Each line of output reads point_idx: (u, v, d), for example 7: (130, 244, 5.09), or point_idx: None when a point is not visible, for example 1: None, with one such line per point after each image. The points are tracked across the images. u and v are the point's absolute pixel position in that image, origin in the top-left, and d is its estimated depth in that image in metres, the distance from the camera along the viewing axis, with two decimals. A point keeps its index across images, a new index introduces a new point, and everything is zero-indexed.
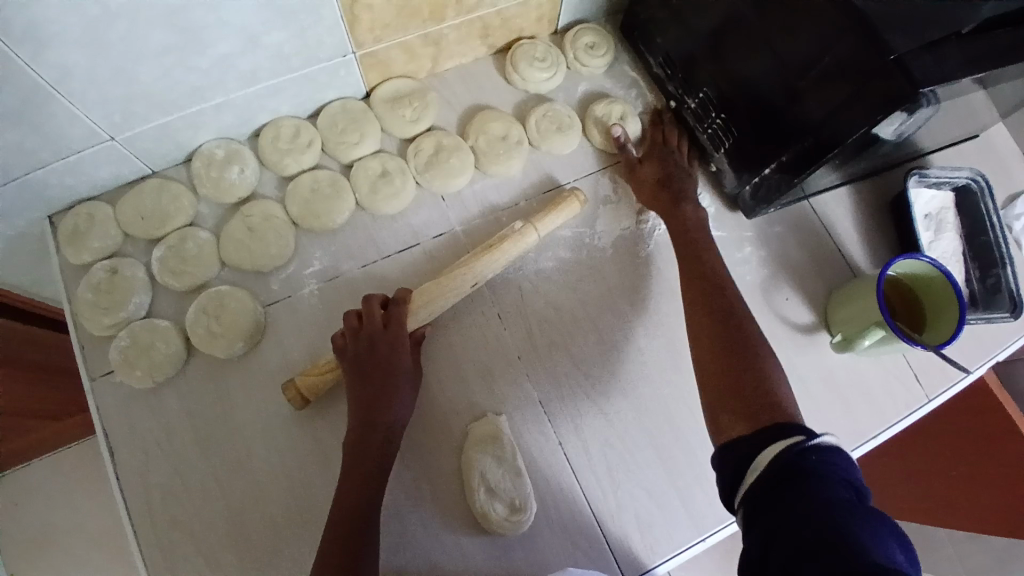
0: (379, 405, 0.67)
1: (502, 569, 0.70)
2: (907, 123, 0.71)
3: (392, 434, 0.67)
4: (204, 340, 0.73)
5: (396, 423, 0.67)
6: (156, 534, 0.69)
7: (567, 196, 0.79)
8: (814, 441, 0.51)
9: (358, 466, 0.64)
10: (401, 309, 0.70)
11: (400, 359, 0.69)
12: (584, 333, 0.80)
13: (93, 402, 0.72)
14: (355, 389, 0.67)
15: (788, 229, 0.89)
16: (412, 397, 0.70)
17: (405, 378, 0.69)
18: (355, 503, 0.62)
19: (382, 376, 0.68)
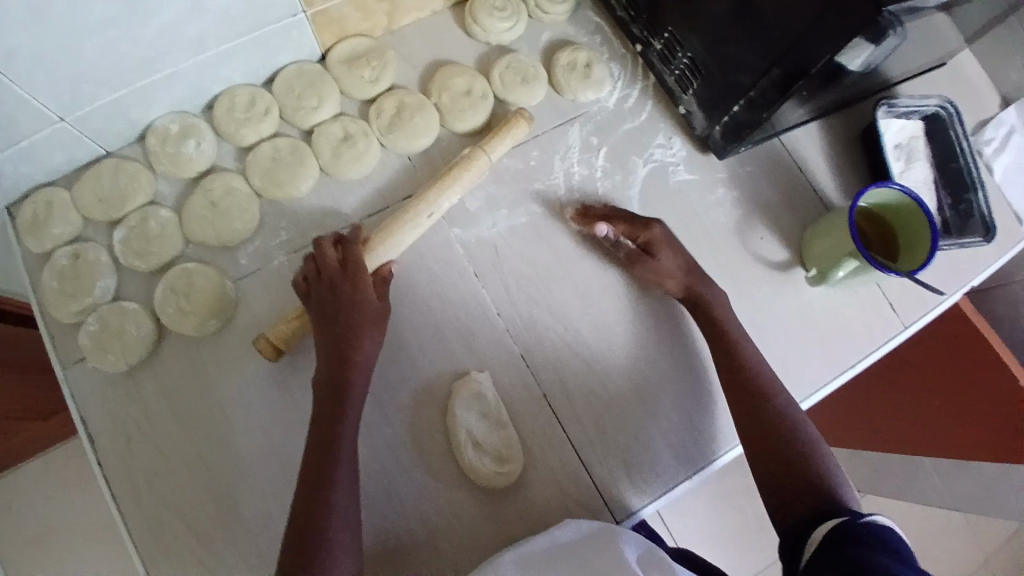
0: (345, 341, 0.66)
1: (493, 522, 0.71)
2: (868, 51, 0.70)
3: (362, 368, 0.66)
4: (176, 318, 0.72)
5: (366, 356, 0.67)
6: (145, 515, 0.69)
7: (512, 116, 0.79)
8: (863, 517, 0.54)
9: (326, 403, 0.64)
10: (354, 246, 0.70)
11: (364, 294, 0.68)
12: (562, 285, 0.80)
13: (71, 391, 0.71)
14: (323, 329, 0.67)
15: (759, 168, 0.88)
16: (380, 331, 0.69)
17: (370, 310, 0.68)
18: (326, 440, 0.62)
19: (344, 312, 0.67)
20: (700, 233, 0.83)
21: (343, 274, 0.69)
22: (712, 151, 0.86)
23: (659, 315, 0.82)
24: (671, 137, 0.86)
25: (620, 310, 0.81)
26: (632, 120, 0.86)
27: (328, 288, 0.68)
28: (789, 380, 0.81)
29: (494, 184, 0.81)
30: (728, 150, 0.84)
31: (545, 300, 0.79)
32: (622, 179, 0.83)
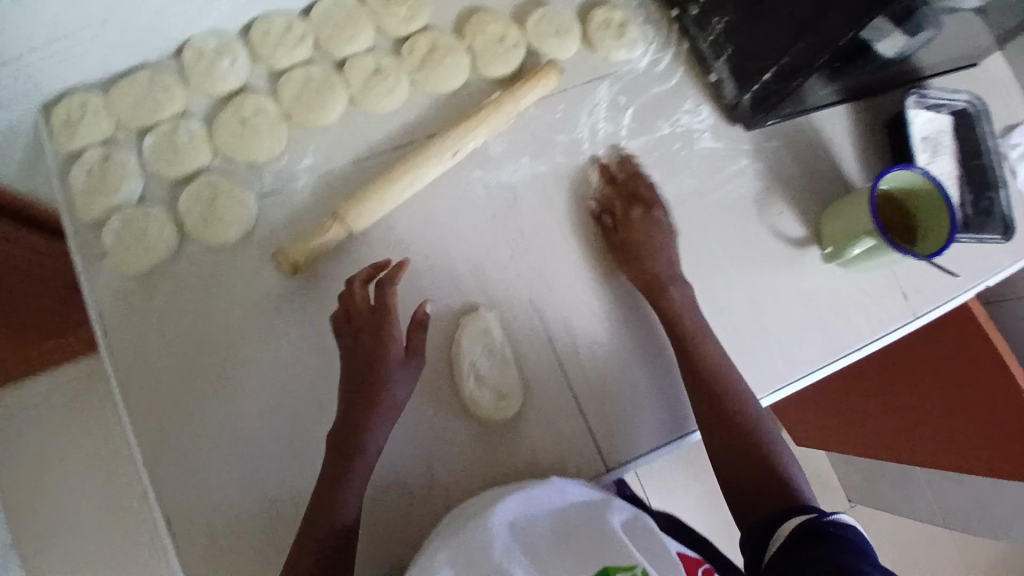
0: (366, 395, 0.66)
1: (488, 452, 0.74)
2: (883, 35, 0.71)
3: (386, 415, 0.67)
4: (199, 225, 0.74)
5: (389, 411, 0.67)
6: (149, 412, 0.71)
7: (545, 68, 0.80)
8: (831, 515, 0.55)
9: (339, 453, 0.65)
10: (388, 291, 0.69)
11: (391, 351, 0.68)
12: (576, 236, 0.81)
13: (88, 288, 0.73)
14: (348, 375, 0.68)
15: (784, 144, 0.89)
16: (414, 375, 0.69)
17: (395, 364, 0.68)
18: (333, 492, 0.63)
19: (368, 364, 0.67)
20: (718, 201, 0.84)
21: (376, 316, 0.68)
22: (740, 123, 0.87)
23: None
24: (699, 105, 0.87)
25: None
26: (662, 83, 0.87)
27: (356, 328, 0.68)
28: (793, 355, 0.82)
29: (519, 131, 0.82)
30: (755, 122, 0.85)
31: (559, 249, 0.80)
32: (648, 140, 0.84)
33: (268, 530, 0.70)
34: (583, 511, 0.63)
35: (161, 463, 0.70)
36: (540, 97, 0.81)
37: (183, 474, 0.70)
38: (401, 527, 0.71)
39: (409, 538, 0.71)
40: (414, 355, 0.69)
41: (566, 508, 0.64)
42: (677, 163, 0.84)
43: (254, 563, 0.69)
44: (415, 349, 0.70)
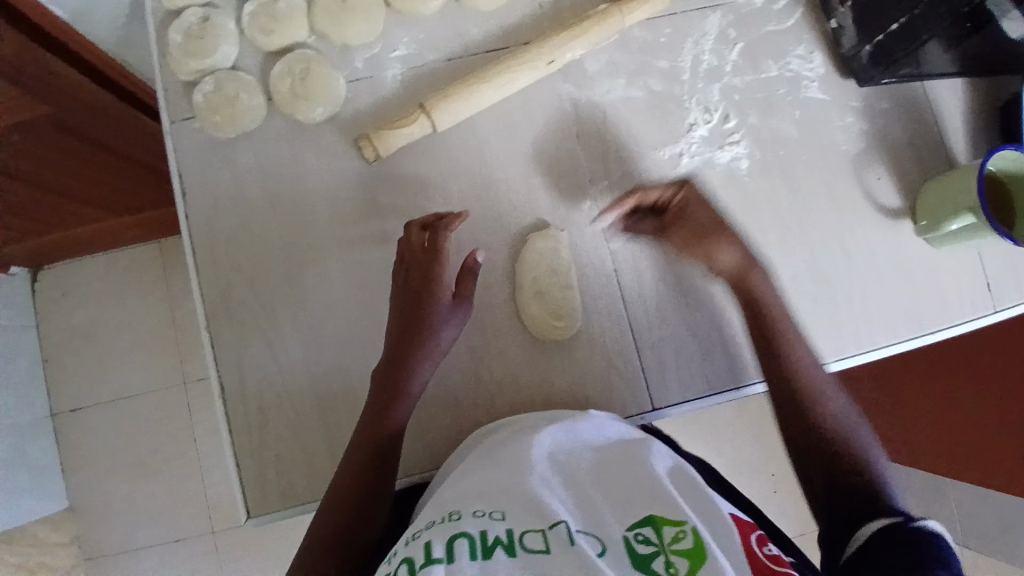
0: (413, 336, 0.68)
1: (537, 365, 0.75)
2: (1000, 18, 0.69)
3: (433, 352, 0.69)
4: (288, 100, 0.73)
5: (435, 353, 0.69)
6: (216, 272, 0.73)
7: None
8: (919, 521, 0.51)
9: (384, 391, 0.67)
10: (442, 233, 0.70)
11: (441, 297, 0.70)
12: (661, 168, 0.78)
13: (172, 145, 0.73)
14: (399, 312, 0.70)
15: (895, 107, 0.83)
16: (464, 316, 0.71)
17: (445, 309, 0.70)
18: (377, 430, 0.66)
19: (419, 307, 0.69)
20: (814, 155, 0.80)
21: (428, 256, 0.70)
22: (854, 77, 0.82)
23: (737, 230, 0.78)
24: (812, 51, 0.82)
25: (713, 209, 0.78)
26: (778, 23, 0.81)
27: (410, 268, 0.70)
28: (859, 324, 0.78)
29: (617, 51, 0.79)
30: (871, 78, 0.80)
31: (640, 179, 0.78)
32: (753, 80, 0.80)
33: (316, 403, 0.73)
34: (620, 450, 0.61)
35: (221, 324, 0.73)
36: (646, 16, 0.77)
37: (241, 338, 0.73)
38: (443, 423, 0.74)
39: (449, 434, 0.74)
40: (463, 300, 0.71)
41: (602, 447, 0.62)
42: (777, 110, 0.80)
43: (298, 432, 0.72)
44: (465, 296, 0.71)
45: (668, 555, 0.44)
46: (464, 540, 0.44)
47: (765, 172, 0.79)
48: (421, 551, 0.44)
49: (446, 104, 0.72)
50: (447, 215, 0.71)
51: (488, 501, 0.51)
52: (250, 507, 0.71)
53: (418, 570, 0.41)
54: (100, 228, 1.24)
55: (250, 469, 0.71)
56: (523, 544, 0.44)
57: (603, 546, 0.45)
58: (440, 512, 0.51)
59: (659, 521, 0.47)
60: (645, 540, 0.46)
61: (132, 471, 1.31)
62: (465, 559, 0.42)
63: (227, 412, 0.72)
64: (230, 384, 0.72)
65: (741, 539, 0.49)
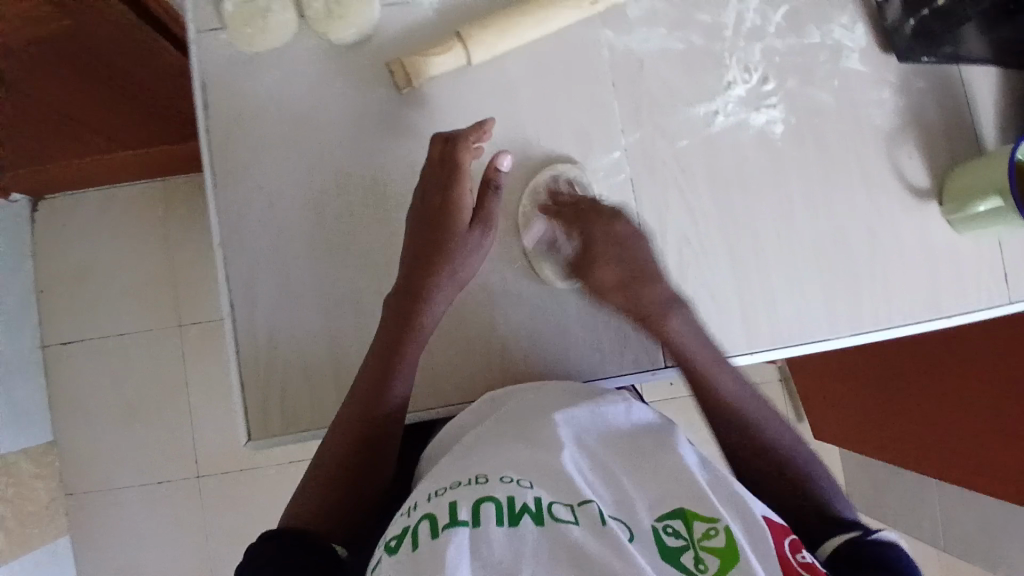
0: (433, 260, 0.68)
1: (550, 313, 0.74)
2: None
3: (450, 276, 0.69)
4: (321, 18, 0.72)
5: (454, 278, 0.69)
6: (233, 191, 0.71)
7: None
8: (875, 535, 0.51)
9: (400, 314, 0.67)
10: (456, 148, 0.68)
11: (462, 221, 0.70)
12: (692, 125, 0.77)
13: (196, 56, 0.71)
14: (418, 233, 0.69)
15: (933, 86, 0.81)
16: (480, 239, 0.70)
17: (465, 234, 0.70)
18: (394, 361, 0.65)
19: (439, 230, 0.69)
20: (850, 128, 0.79)
21: (449, 175, 0.68)
22: (895, 53, 0.80)
23: (763, 195, 0.77)
24: (855, 21, 0.80)
25: (742, 171, 0.77)
26: None
27: (430, 187, 0.69)
28: (876, 301, 0.77)
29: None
30: (912, 54, 0.79)
31: (672, 134, 0.76)
32: (795, 45, 0.78)
33: (324, 333, 0.71)
34: (652, 437, 0.59)
35: (234, 243, 0.71)
36: None
37: (255, 260, 0.71)
38: (452, 362, 0.73)
39: (458, 376, 0.73)
40: (484, 223, 0.71)
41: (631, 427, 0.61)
42: (817, 78, 0.79)
43: (304, 362, 0.71)
44: (487, 219, 0.71)
45: (697, 552, 0.44)
46: (491, 504, 0.46)
47: (799, 138, 0.78)
48: (446, 511, 0.46)
49: (483, 37, 0.71)
50: (467, 129, 0.70)
51: (518, 468, 0.52)
52: (251, 431, 0.70)
53: (442, 530, 0.44)
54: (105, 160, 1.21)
55: (254, 394, 0.70)
56: (551, 514, 0.45)
57: (632, 533, 0.46)
58: (468, 472, 0.53)
59: (690, 514, 0.48)
60: (675, 533, 0.46)
61: (120, 407, 1.29)
62: (491, 524, 0.44)
63: (236, 335, 0.71)
64: (240, 307, 0.71)
65: (773, 543, 0.47)
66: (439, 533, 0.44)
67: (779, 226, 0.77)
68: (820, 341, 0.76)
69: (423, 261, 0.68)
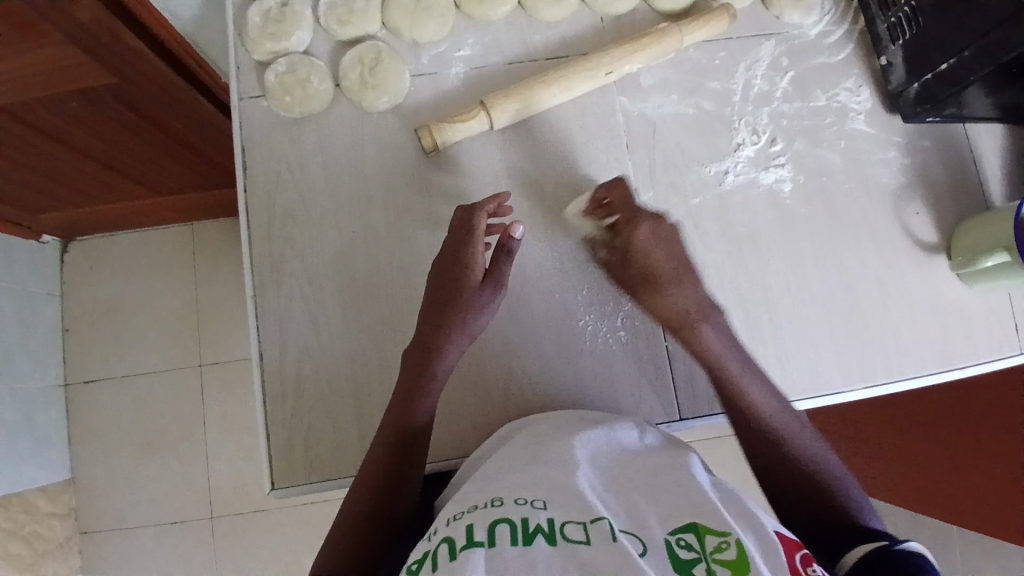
0: (445, 317, 0.71)
1: (568, 365, 0.76)
2: None
3: (463, 333, 0.71)
4: (355, 86, 0.76)
5: (465, 334, 0.71)
6: (268, 244, 0.76)
7: (718, 8, 0.79)
8: (903, 544, 0.49)
9: (414, 370, 0.69)
10: (474, 216, 0.72)
11: (473, 278, 0.72)
12: (705, 184, 0.80)
13: (240, 120, 0.76)
14: (433, 292, 0.72)
15: (937, 146, 0.84)
16: (493, 297, 0.73)
17: (476, 291, 0.72)
18: (405, 416, 0.67)
19: (453, 288, 0.71)
20: (856, 186, 0.82)
21: (464, 237, 0.72)
22: (900, 113, 0.84)
23: (774, 251, 0.80)
24: (859, 85, 0.84)
25: (754, 227, 0.80)
26: (829, 56, 0.84)
27: (447, 251, 0.73)
28: (887, 354, 0.79)
29: (674, 68, 0.82)
30: (915, 114, 0.82)
31: (684, 192, 0.80)
32: (801, 107, 0.83)
33: (351, 381, 0.74)
34: (664, 457, 0.63)
35: (267, 295, 0.75)
36: (701, 38, 0.80)
37: (286, 309, 0.75)
38: (472, 409, 0.75)
39: (479, 426, 0.75)
40: (495, 283, 0.73)
41: (644, 449, 0.66)
42: (823, 139, 0.82)
43: (329, 409, 0.73)
44: (497, 277, 0.74)
45: (708, 563, 0.45)
46: (506, 526, 0.50)
47: (807, 195, 0.81)
48: (463, 533, 0.50)
49: (507, 104, 0.75)
50: (492, 197, 0.74)
51: (532, 489, 0.56)
52: (276, 476, 0.72)
53: (460, 551, 0.48)
54: (138, 206, 1.27)
55: (280, 439, 0.72)
56: (562, 534, 0.49)
57: (645, 546, 0.49)
58: (487, 495, 0.57)
59: (702, 529, 0.49)
60: (688, 546, 0.48)
61: (138, 447, 1.31)
62: (505, 543, 0.48)
63: (265, 382, 0.73)
64: (269, 354, 0.74)
65: (785, 558, 0.48)
66: (458, 554, 0.47)
67: (790, 278, 0.80)
68: (834, 394, 0.77)
69: (438, 317, 0.71)
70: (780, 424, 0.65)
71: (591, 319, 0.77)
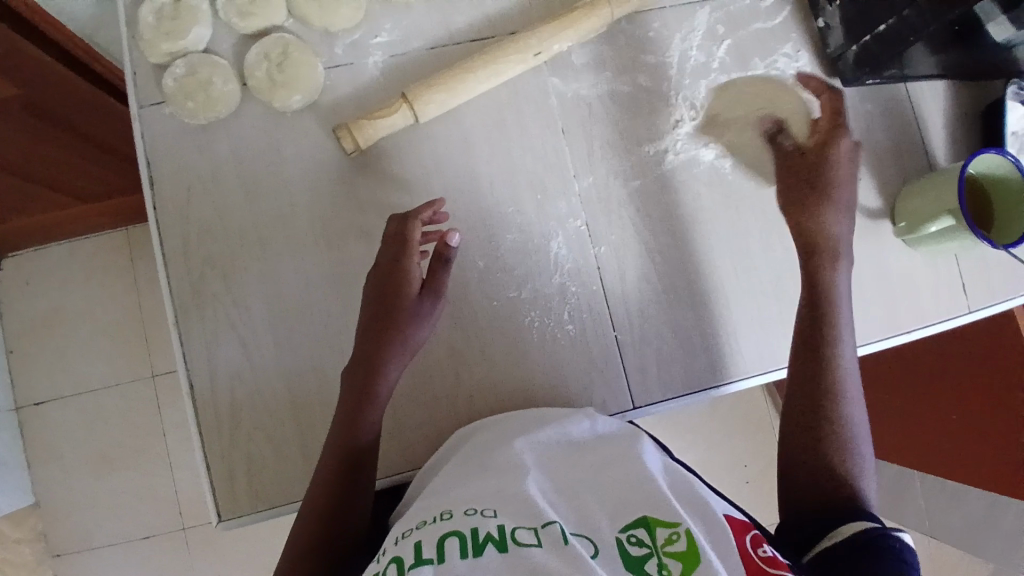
0: (385, 332, 0.67)
1: (515, 365, 0.74)
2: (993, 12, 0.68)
3: (405, 348, 0.67)
4: (264, 85, 0.71)
5: (407, 347, 0.67)
6: (186, 263, 0.71)
7: None
8: (894, 531, 0.51)
9: (356, 388, 0.65)
10: (408, 225, 0.68)
11: (411, 289, 0.68)
12: (645, 165, 0.77)
13: (141, 130, 0.71)
14: (371, 305, 0.68)
15: (879, 108, 0.82)
16: (433, 309, 0.69)
17: (415, 302, 0.68)
18: (351, 436, 0.64)
19: (391, 300, 0.67)
20: (800, 158, 0.80)
21: (398, 248, 0.68)
22: (840, 77, 0.81)
23: (719, 229, 0.78)
24: (799, 49, 0.81)
25: (698, 207, 0.77)
26: (766, 21, 0.81)
27: (381, 262, 0.69)
28: None
29: (607, 43, 0.78)
30: (855, 78, 0.80)
31: (625, 174, 0.77)
32: (740, 77, 0.79)
33: (289, 402, 0.71)
34: (613, 447, 0.61)
35: (190, 317, 0.70)
36: (633, 8, 0.76)
37: (213, 332, 0.70)
38: (419, 419, 0.72)
39: (427, 436, 0.72)
40: (435, 293, 0.70)
41: (595, 441, 0.63)
42: (764, 110, 0.80)
43: (269, 432, 0.70)
44: (437, 286, 0.70)
45: (660, 558, 0.44)
46: (455, 539, 0.47)
47: (750, 170, 0.79)
48: (412, 551, 0.46)
49: (430, 95, 0.71)
50: (425, 203, 0.70)
51: (480, 499, 0.53)
52: (221, 509, 0.69)
53: (407, 570, 0.44)
54: (60, 217, 1.19)
55: (220, 469, 0.69)
56: (514, 539, 0.46)
57: (596, 548, 0.46)
58: (434, 510, 0.54)
59: (652, 522, 0.48)
60: (639, 542, 0.46)
61: (95, 468, 1.26)
62: (455, 558, 0.44)
63: (198, 411, 0.69)
64: (200, 381, 0.70)
65: (735, 542, 0.48)
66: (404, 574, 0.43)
67: (737, 256, 0.77)
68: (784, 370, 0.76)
69: (378, 333, 0.67)
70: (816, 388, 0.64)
71: (536, 315, 0.74)
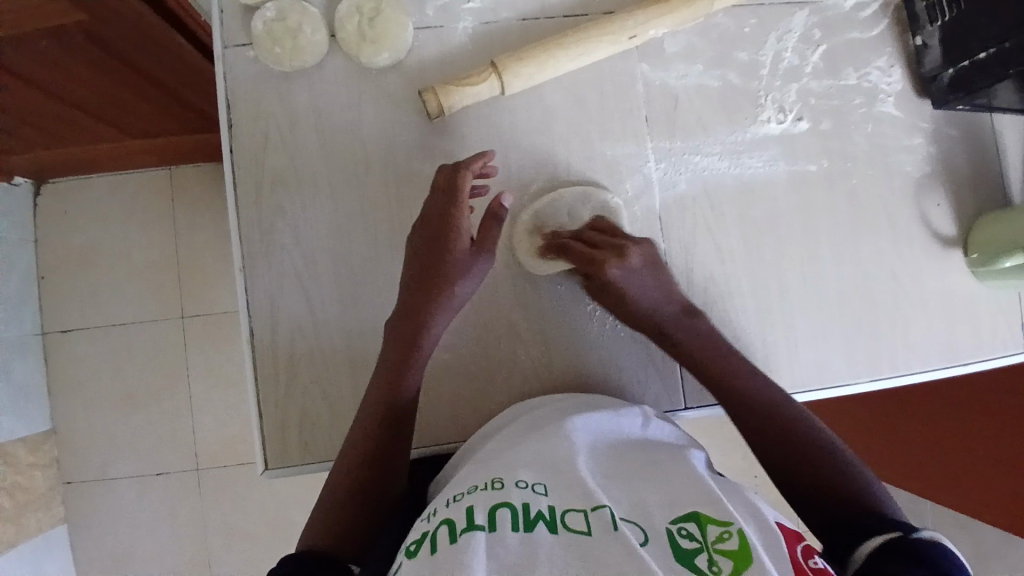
0: (433, 288, 0.67)
1: (571, 348, 0.73)
2: None
3: (451, 305, 0.68)
4: (352, 38, 0.70)
5: (452, 305, 0.68)
6: (257, 212, 0.70)
7: None
8: (918, 533, 0.47)
9: (401, 341, 0.66)
10: (461, 179, 0.67)
11: (461, 245, 0.68)
12: (724, 166, 0.76)
13: (224, 72, 0.70)
14: (419, 258, 0.68)
15: (964, 134, 0.80)
16: (480, 269, 0.70)
17: (464, 259, 0.69)
18: (393, 389, 0.64)
19: (440, 254, 0.68)
20: (879, 175, 0.78)
21: (449, 197, 0.67)
22: (930, 98, 0.79)
23: (790, 238, 0.76)
24: (892, 64, 0.79)
25: (774, 214, 0.76)
26: (862, 31, 0.78)
27: (431, 216, 0.68)
28: (895, 350, 0.77)
29: (698, 34, 0.76)
30: (946, 101, 0.77)
31: (701, 169, 0.75)
32: (830, 86, 0.78)
33: (345, 362, 0.70)
34: (662, 449, 0.61)
35: (257, 265, 0.70)
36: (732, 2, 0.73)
37: (278, 283, 0.70)
38: (472, 394, 0.72)
39: (478, 412, 0.72)
40: (484, 250, 0.70)
41: (645, 438, 0.63)
42: (850, 122, 0.78)
43: (323, 388, 0.70)
44: (485, 244, 0.70)
45: (710, 554, 0.43)
46: (507, 510, 0.47)
47: (828, 182, 0.77)
48: (464, 516, 0.47)
49: (520, 68, 0.69)
50: (481, 154, 0.69)
51: (533, 472, 0.53)
52: (270, 458, 0.69)
53: (461, 534, 0.45)
54: (100, 151, 1.15)
55: (272, 419, 0.69)
56: (565, 522, 0.46)
57: (646, 535, 0.46)
58: (487, 476, 0.54)
59: (704, 518, 0.47)
60: (689, 536, 0.45)
61: (117, 403, 1.26)
62: (506, 529, 0.45)
63: (255, 360, 0.69)
64: (261, 330, 0.70)
65: (786, 549, 0.45)
66: (458, 537, 0.44)
67: (804, 268, 0.76)
68: (838, 387, 0.75)
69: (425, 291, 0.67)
70: (784, 407, 0.63)
71: (598, 302, 0.74)
